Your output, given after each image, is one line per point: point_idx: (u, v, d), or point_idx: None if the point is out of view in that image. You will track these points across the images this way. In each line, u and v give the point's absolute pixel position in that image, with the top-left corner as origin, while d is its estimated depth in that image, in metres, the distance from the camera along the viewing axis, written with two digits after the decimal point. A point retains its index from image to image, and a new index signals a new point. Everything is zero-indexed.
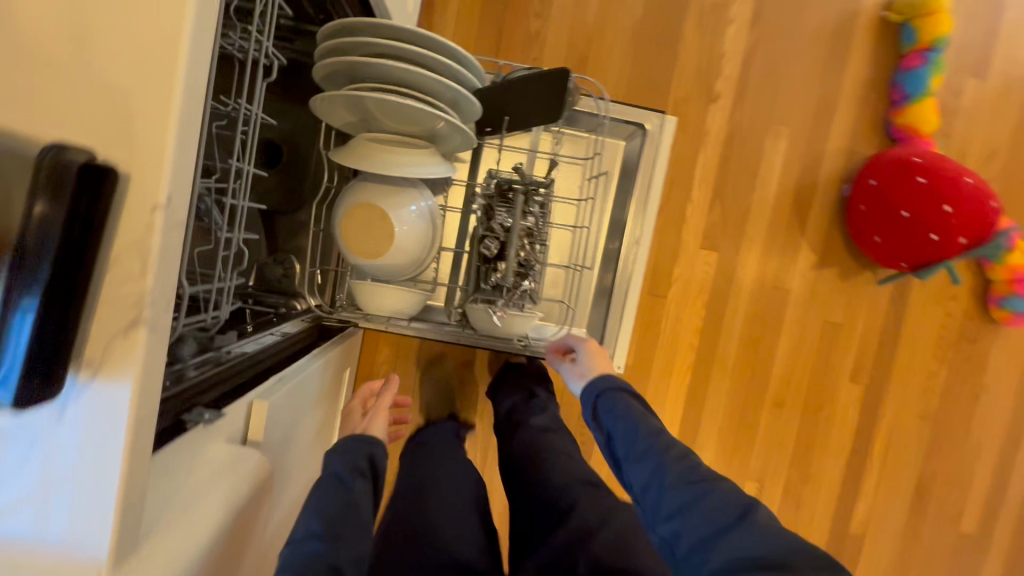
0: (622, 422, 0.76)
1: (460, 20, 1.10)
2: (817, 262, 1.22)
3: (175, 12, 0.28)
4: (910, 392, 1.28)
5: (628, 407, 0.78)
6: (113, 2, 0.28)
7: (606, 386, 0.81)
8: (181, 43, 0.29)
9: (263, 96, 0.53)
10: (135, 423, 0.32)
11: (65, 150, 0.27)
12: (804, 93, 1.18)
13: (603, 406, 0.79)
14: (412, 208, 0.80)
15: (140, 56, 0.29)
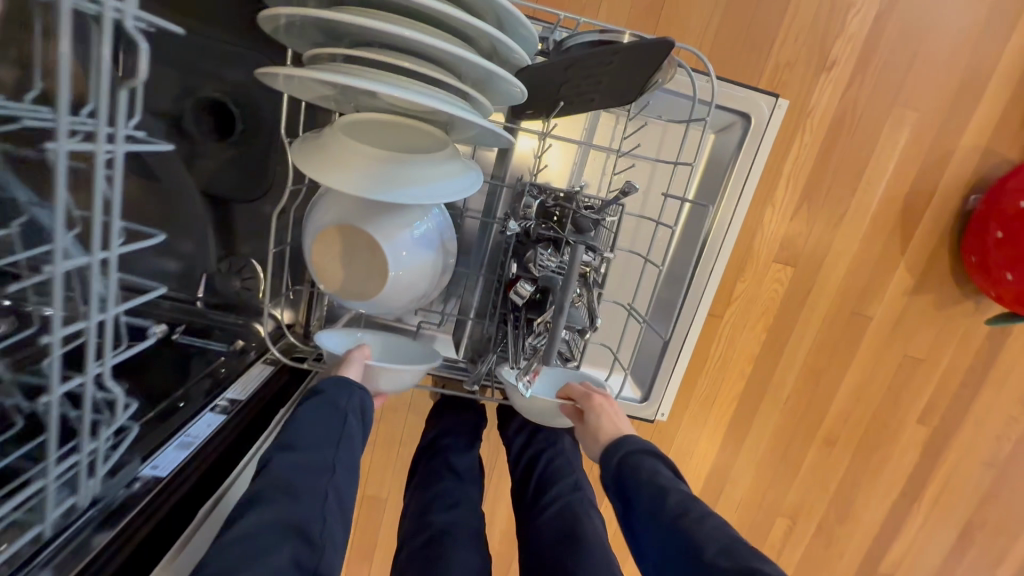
0: (642, 484, 0.58)
1: None
2: (913, 287, 0.99)
3: None
4: (982, 437, 1.11)
5: (653, 468, 0.59)
6: None
7: (628, 448, 0.61)
8: None
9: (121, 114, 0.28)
10: None
11: None
12: (947, 67, 0.88)
13: (624, 469, 0.60)
14: (414, 230, 0.56)
15: None
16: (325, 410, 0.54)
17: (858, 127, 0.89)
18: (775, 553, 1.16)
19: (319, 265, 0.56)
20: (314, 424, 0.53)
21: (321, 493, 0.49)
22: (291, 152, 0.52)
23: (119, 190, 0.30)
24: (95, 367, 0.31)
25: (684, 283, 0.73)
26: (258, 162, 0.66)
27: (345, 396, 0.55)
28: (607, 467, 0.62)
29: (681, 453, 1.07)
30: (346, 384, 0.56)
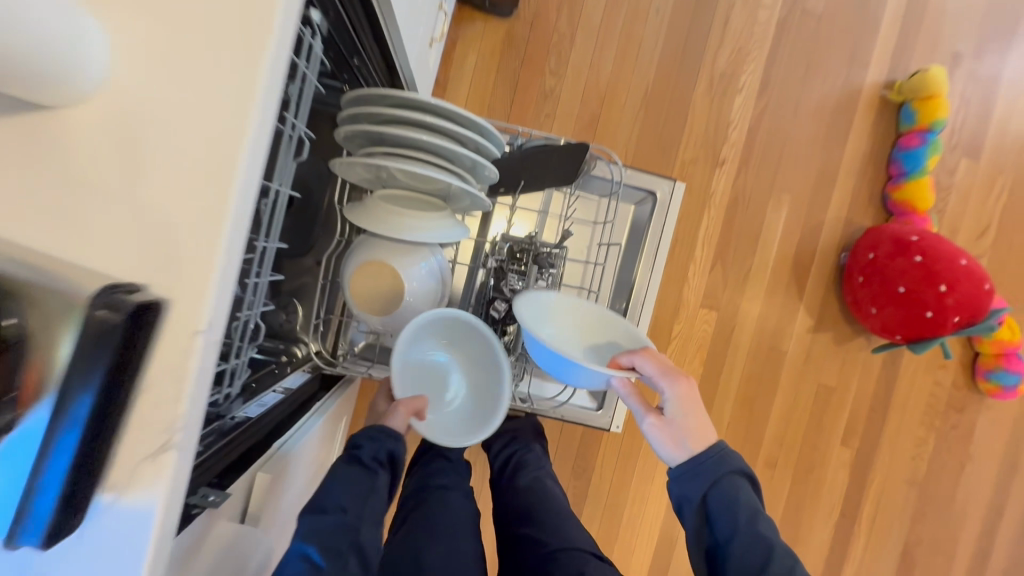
0: (737, 519, 0.59)
1: (477, 76, 1.13)
2: (813, 326, 1.24)
3: (234, 127, 0.28)
4: (898, 459, 1.29)
5: (747, 501, 0.60)
6: (170, 132, 0.28)
7: (728, 472, 0.62)
8: (237, 164, 0.29)
9: (288, 173, 0.50)
10: (168, 503, 0.30)
11: (117, 292, 0.25)
12: (807, 161, 1.21)
13: (718, 494, 0.60)
14: (422, 266, 0.80)
15: (204, 178, 0.28)
16: (358, 470, 0.60)
17: (750, 203, 1.20)
18: None
19: (356, 293, 0.78)
20: (343, 471, 0.59)
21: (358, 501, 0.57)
22: (344, 211, 0.78)
23: (280, 220, 0.51)
24: (256, 308, 0.52)
25: (622, 312, 0.96)
26: (308, 228, 0.82)
27: (374, 447, 0.62)
28: (696, 480, 0.61)
29: (642, 480, 1.19)
30: (389, 436, 0.63)
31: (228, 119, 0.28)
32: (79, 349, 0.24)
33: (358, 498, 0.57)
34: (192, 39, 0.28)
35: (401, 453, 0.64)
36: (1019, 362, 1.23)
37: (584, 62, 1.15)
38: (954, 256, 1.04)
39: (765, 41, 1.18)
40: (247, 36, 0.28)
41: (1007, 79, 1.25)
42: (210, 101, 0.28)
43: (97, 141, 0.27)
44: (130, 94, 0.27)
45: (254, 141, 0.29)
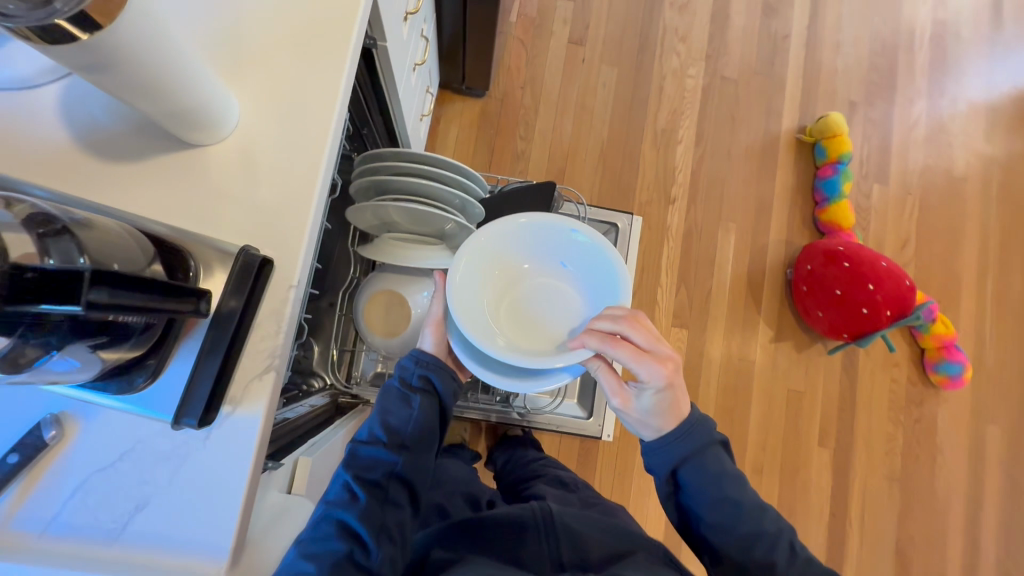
0: (706, 488, 0.62)
1: (459, 144, 1.35)
2: (775, 336, 1.38)
3: (317, 151, 0.44)
4: (875, 455, 1.38)
5: (716, 468, 0.63)
6: (277, 157, 0.43)
7: (700, 445, 0.63)
8: (319, 173, 0.44)
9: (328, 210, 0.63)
10: (267, 416, 0.41)
11: (251, 251, 0.40)
12: (745, 195, 1.42)
13: (688, 468, 0.63)
14: (424, 294, 0.95)
15: (298, 184, 0.43)
16: (396, 400, 0.66)
17: (701, 233, 1.40)
18: None
19: (370, 319, 0.93)
20: (384, 402, 0.66)
21: (397, 432, 0.65)
22: (360, 250, 0.94)
23: None
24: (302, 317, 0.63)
25: None
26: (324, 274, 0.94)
27: (409, 374, 0.68)
28: (664, 454, 0.63)
29: (640, 493, 1.26)
30: (422, 360, 0.68)
31: (314, 147, 0.44)
32: (231, 281, 0.39)
33: (399, 430, 0.65)
34: (293, 101, 0.44)
35: (436, 377, 0.68)
36: (959, 352, 1.37)
37: (548, 129, 1.38)
38: (875, 259, 1.22)
39: (695, 102, 1.44)
40: (318, 89, 0.44)
41: (897, 119, 1.51)
42: (303, 136, 0.44)
43: (234, 165, 0.43)
44: (255, 136, 0.44)
45: (329, 161, 0.45)
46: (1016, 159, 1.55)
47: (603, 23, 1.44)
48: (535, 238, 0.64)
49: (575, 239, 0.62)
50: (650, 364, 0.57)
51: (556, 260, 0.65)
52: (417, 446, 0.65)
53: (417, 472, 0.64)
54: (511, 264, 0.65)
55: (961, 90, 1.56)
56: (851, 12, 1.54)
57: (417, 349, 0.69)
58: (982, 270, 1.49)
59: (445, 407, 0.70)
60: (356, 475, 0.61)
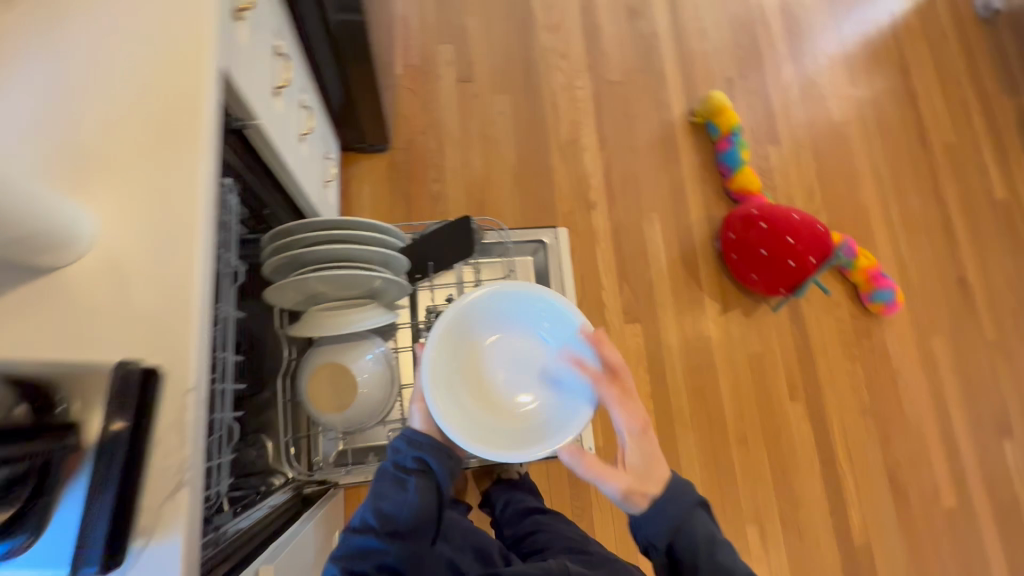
0: (694, 554, 0.64)
1: (376, 201, 1.34)
2: (722, 307, 1.43)
3: (188, 245, 0.42)
4: (843, 394, 1.43)
5: (705, 535, 0.65)
6: (148, 258, 0.41)
7: (687, 515, 0.66)
8: (195, 266, 0.41)
9: (232, 297, 0.61)
10: (188, 541, 0.38)
11: (128, 366, 0.36)
12: (658, 184, 1.49)
13: (676, 538, 0.65)
14: (368, 356, 0.93)
15: (174, 282, 0.41)
16: (388, 485, 0.70)
17: (627, 229, 1.44)
18: (763, 561, 1.29)
19: (315, 396, 0.89)
20: (378, 487, 0.70)
21: (390, 517, 0.67)
22: (288, 331, 0.90)
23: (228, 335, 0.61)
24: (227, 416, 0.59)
25: None
26: (259, 364, 0.89)
27: (402, 457, 0.72)
28: (658, 523, 0.65)
29: None
30: (413, 440, 0.73)
31: (184, 241, 0.42)
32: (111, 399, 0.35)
33: (391, 514, 0.68)
34: (154, 200, 0.43)
35: (430, 457, 0.72)
36: (886, 279, 1.46)
37: (458, 166, 1.40)
38: (787, 214, 1.29)
39: (589, 110, 1.51)
40: (178, 178, 0.43)
41: (772, 85, 1.64)
42: (171, 233, 0.42)
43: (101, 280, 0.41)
44: (120, 243, 0.41)
45: (205, 251, 0.42)
46: (881, 96, 1.71)
47: (485, 56, 1.49)
48: (498, 315, 0.82)
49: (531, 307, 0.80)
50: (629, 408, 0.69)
51: (515, 329, 0.83)
52: (409, 535, 0.67)
53: (409, 562, 0.66)
54: (476, 343, 0.82)
55: (818, 47, 1.71)
56: (705, 1, 1.67)
57: (407, 428, 0.74)
58: (884, 200, 1.60)
59: (442, 486, 0.72)
60: (346, 569, 0.64)
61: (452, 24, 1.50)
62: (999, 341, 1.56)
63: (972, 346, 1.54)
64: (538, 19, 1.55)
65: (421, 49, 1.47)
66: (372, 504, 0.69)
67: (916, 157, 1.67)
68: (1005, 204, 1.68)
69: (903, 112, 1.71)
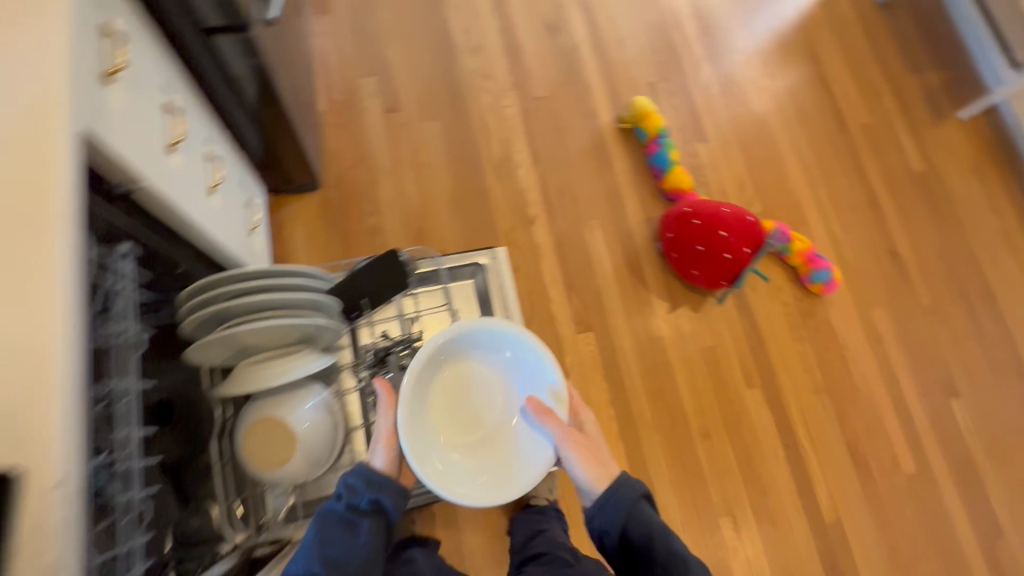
0: (644, 533, 0.81)
1: (312, 242, 1.32)
2: (670, 305, 1.45)
3: (41, 348, 0.43)
4: (796, 375, 1.47)
5: (651, 516, 0.83)
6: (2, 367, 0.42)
7: (634, 502, 0.83)
8: (50, 369, 0.42)
9: (135, 368, 0.61)
10: None
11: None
12: (595, 192, 1.51)
13: (630, 522, 0.82)
14: (307, 405, 0.90)
15: (28, 388, 0.42)
16: (341, 527, 0.78)
17: (569, 240, 1.45)
18: (740, 553, 1.29)
19: (254, 454, 0.85)
20: (329, 529, 0.78)
21: (342, 558, 0.76)
22: (215, 393, 0.86)
23: (133, 409, 0.58)
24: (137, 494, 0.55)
25: None
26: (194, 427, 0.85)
27: (358, 498, 0.80)
28: (610, 512, 0.83)
29: None
30: (372, 481, 0.81)
31: (37, 344, 0.43)
32: None
33: (343, 555, 0.76)
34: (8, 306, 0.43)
35: (382, 498, 0.81)
36: (822, 259, 1.51)
37: (393, 196, 1.39)
38: (717, 209, 1.32)
39: (519, 127, 1.52)
40: (33, 268, 0.44)
41: (693, 85, 1.69)
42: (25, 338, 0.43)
43: None
44: None
45: (66, 351, 0.43)
46: (796, 85, 1.79)
47: (409, 85, 1.50)
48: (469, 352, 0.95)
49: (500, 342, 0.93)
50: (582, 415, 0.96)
51: (484, 359, 0.98)
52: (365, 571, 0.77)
53: None
54: (446, 371, 0.96)
55: (731, 44, 1.78)
56: (620, 11, 1.72)
57: (364, 467, 0.81)
58: (811, 184, 1.67)
59: (390, 523, 0.81)
60: None
61: (373, 57, 1.51)
62: (934, 306, 1.63)
63: (911, 313, 1.61)
64: (458, 43, 1.57)
65: (343, 84, 1.47)
66: (324, 546, 0.77)
67: (836, 140, 1.75)
68: (922, 175, 1.77)
69: (819, 98, 1.79)
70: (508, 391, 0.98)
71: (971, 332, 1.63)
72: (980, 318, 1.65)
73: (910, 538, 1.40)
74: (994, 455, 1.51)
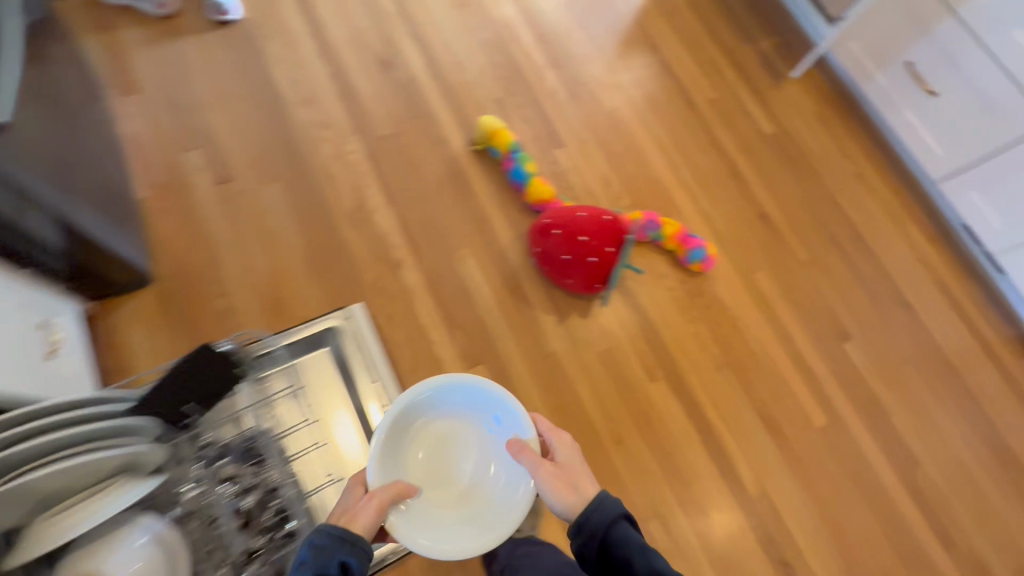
0: (625, 548, 0.77)
1: (153, 341, 1.20)
2: (559, 317, 1.42)
3: None
4: (696, 356, 1.47)
5: (631, 533, 0.79)
6: None
7: (611, 513, 0.80)
8: None
9: None
10: None
11: None
12: (460, 220, 1.47)
13: (608, 535, 0.79)
14: (128, 549, 0.77)
15: None
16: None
17: (442, 275, 1.40)
18: (676, 553, 1.27)
19: None
20: None
21: None
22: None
23: None
24: None
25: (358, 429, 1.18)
26: None
27: (329, 558, 0.77)
28: (588, 529, 0.80)
29: None
30: (343, 540, 0.78)
31: None
32: None
33: None
34: None
35: (353, 559, 0.77)
36: (694, 238, 1.53)
37: (241, 271, 1.29)
38: (573, 214, 1.30)
39: (368, 171, 1.46)
40: None
41: (540, 93, 1.70)
42: None
43: None
44: None
45: None
46: (641, 74, 1.83)
47: (240, 150, 1.41)
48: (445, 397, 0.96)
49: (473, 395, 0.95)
50: (558, 434, 0.93)
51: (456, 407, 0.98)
52: None
53: None
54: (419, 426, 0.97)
55: (571, 47, 1.80)
56: (453, 34, 1.71)
57: (346, 528, 0.79)
58: (673, 166, 1.70)
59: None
60: None
61: (194, 128, 1.41)
62: (811, 258, 1.69)
63: (791, 270, 1.66)
64: (288, 97, 1.50)
65: (165, 164, 1.36)
66: None
67: (688, 119, 1.80)
68: (774, 137, 1.85)
69: (665, 83, 1.84)
70: (484, 440, 0.98)
71: (849, 275, 1.70)
72: (854, 259, 1.73)
73: (834, 490, 1.42)
74: (893, 388, 1.58)
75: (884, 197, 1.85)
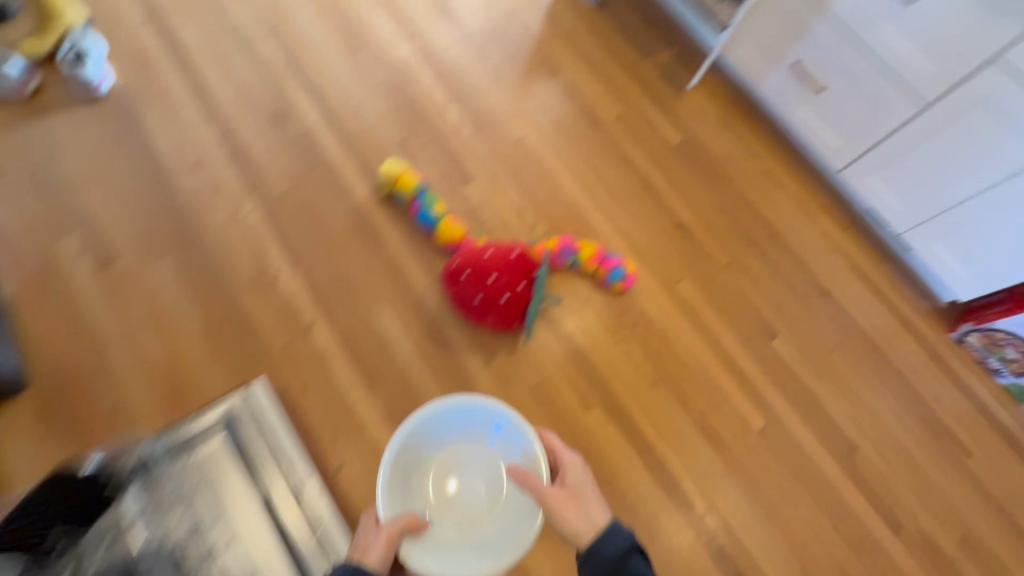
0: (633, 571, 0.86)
1: (38, 452, 1.12)
2: (485, 358, 1.38)
3: None
4: (629, 377, 1.46)
5: (637, 557, 0.88)
6: None
7: (619, 538, 0.89)
8: None
9: None
10: None
11: None
12: (372, 271, 1.41)
13: (614, 557, 0.87)
14: None
15: None
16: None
17: (356, 331, 1.34)
18: None
19: None
20: None
21: None
22: None
23: None
24: None
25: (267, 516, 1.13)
26: None
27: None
28: (597, 552, 0.88)
29: None
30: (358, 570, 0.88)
31: None
32: None
33: None
34: None
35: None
36: (612, 259, 1.53)
37: (134, 361, 1.22)
38: (481, 253, 1.27)
39: (267, 233, 1.40)
40: None
41: (444, 130, 1.68)
42: None
43: None
44: None
45: None
46: (545, 99, 1.84)
47: (123, 231, 1.33)
48: (439, 430, 1.14)
49: (481, 417, 1.11)
50: (566, 461, 1.04)
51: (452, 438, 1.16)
52: None
53: None
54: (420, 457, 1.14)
55: (471, 80, 1.79)
56: (348, 81, 1.67)
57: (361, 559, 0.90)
58: (586, 188, 1.71)
59: None
60: None
61: (70, 214, 1.33)
62: (731, 261, 1.72)
63: (713, 275, 1.68)
64: (172, 167, 1.42)
65: (40, 256, 1.28)
66: None
67: (597, 139, 1.81)
68: (683, 146, 1.89)
69: (569, 105, 1.85)
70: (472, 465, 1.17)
71: (769, 273, 1.73)
72: (773, 256, 1.77)
73: (780, 492, 1.42)
74: (825, 379, 1.60)
75: (794, 192, 1.91)
